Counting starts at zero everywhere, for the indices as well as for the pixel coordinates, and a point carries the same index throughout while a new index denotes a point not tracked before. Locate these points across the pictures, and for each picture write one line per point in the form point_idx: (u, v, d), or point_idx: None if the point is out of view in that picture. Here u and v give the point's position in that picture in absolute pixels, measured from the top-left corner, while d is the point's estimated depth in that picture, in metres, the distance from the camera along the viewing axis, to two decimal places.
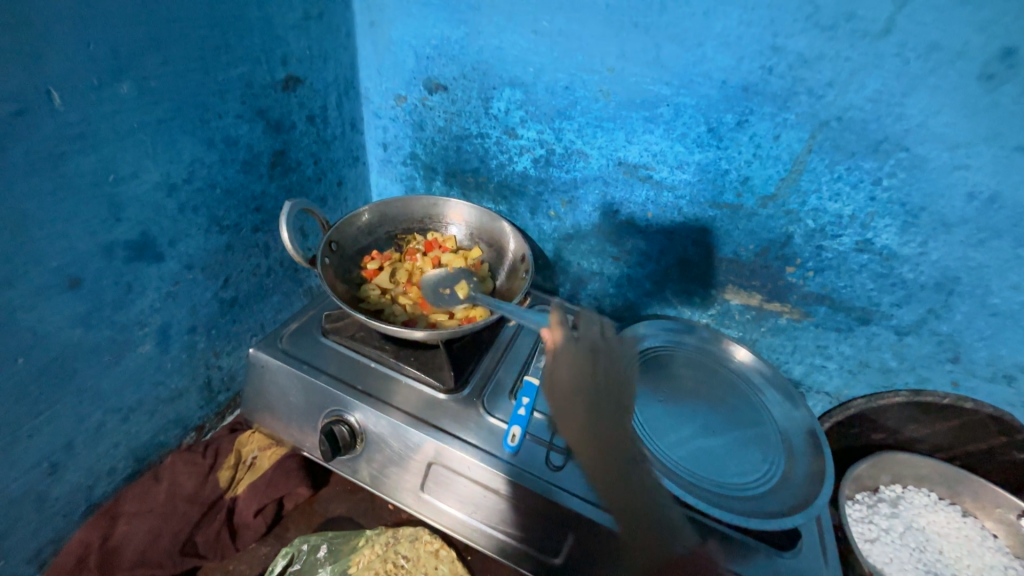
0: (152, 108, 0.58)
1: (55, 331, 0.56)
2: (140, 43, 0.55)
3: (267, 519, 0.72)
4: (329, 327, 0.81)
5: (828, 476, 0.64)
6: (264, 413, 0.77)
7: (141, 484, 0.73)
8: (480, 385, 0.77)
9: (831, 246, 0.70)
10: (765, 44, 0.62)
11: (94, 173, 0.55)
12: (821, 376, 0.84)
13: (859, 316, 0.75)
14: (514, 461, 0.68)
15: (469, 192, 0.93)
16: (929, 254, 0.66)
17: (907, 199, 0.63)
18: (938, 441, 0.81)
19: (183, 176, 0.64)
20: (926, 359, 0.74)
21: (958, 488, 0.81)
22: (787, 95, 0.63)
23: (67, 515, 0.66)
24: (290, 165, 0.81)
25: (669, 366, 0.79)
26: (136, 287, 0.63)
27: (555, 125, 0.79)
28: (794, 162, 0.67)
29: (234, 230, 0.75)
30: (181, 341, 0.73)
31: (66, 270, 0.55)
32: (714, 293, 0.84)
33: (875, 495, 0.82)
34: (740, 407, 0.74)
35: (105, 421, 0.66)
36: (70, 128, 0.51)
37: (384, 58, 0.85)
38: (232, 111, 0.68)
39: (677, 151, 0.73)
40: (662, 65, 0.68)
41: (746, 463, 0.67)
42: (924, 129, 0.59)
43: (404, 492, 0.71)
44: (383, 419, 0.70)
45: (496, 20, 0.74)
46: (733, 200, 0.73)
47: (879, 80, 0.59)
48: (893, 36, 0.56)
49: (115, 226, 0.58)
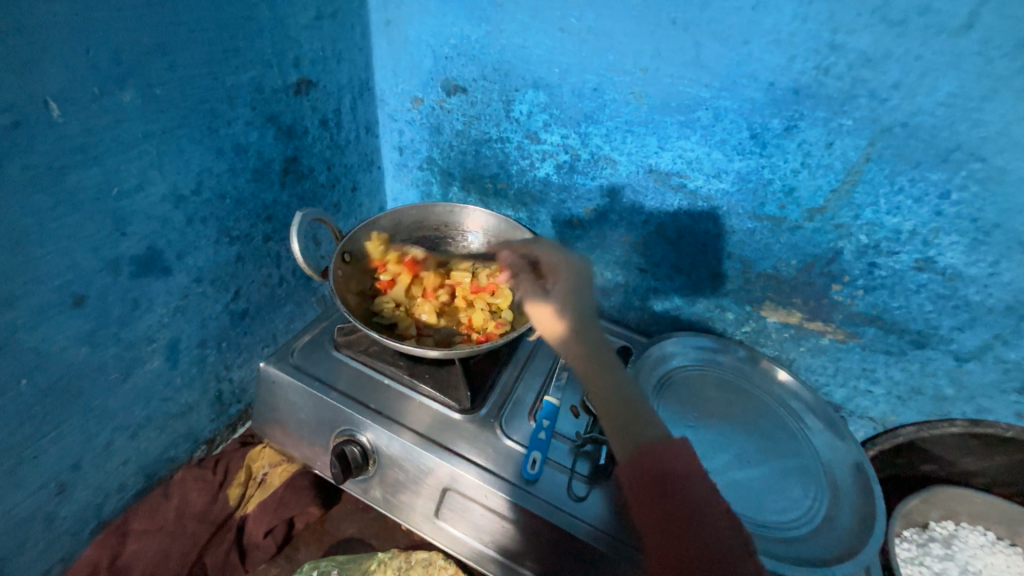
0: (156, 117, 0.55)
1: (60, 351, 0.54)
2: (144, 47, 0.52)
3: (278, 540, 0.71)
4: (342, 341, 0.78)
5: (880, 518, 0.59)
6: (274, 428, 0.75)
7: (151, 500, 0.71)
8: (498, 405, 0.73)
9: (886, 264, 0.64)
10: (822, 41, 0.55)
11: (97, 187, 0.52)
12: (865, 401, 0.76)
13: (913, 339, 0.68)
14: (533, 489, 0.63)
15: (488, 198, 0.89)
16: (1001, 275, 0.59)
17: (979, 214, 0.57)
18: (994, 473, 0.74)
19: (191, 187, 0.61)
20: (988, 388, 0.67)
21: (1019, 529, 0.74)
22: (845, 97, 0.57)
23: (76, 533, 0.65)
24: (302, 171, 0.78)
25: (698, 386, 0.73)
26: (143, 303, 0.61)
27: (581, 129, 0.73)
28: (848, 172, 0.61)
29: (244, 240, 0.72)
30: (191, 355, 0.71)
31: (69, 288, 0.53)
32: (749, 309, 0.78)
33: (925, 533, 0.76)
34: (777, 435, 0.68)
35: (113, 439, 0.65)
36: (70, 140, 0.49)
37: (400, 58, 0.81)
38: (241, 117, 0.65)
39: (714, 158, 0.67)
40: (701, 65, 0.62)
41: (785, 500, 0.62)
42: (1005, 137, 0.52)
43: (417, 517, 0.67)
44: (395, 441, 0.67)
45: (520, 17, 0.69)
46: (775, 212, 0.67)
47: (955, 82, 0.52)
48: (974, 32, 0.50)
49: (119, 241, 0.56)
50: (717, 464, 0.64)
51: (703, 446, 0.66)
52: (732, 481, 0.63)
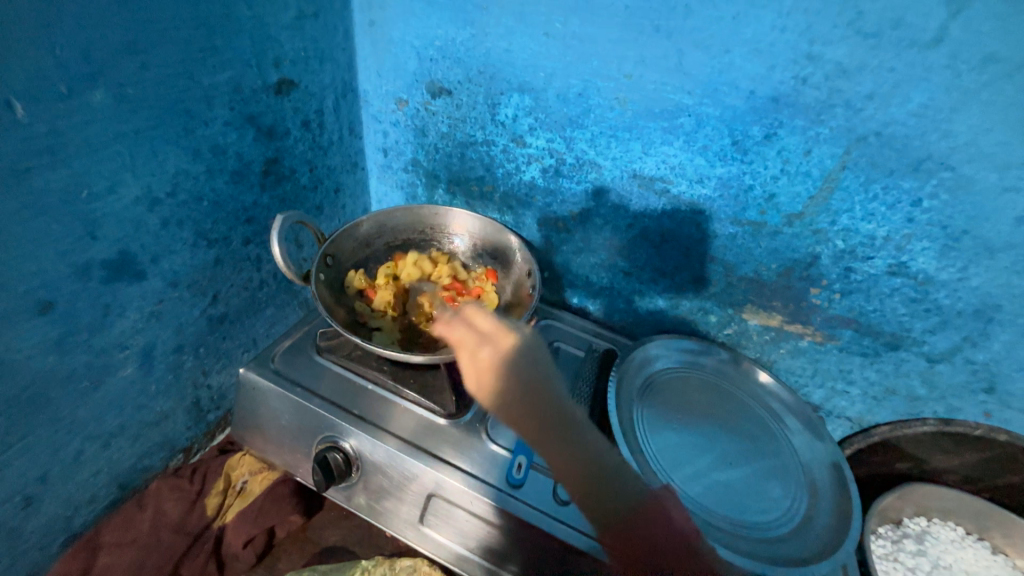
0: (129, 117, 0.53)
1: (26, 359, 0.52)
2: (116, 45, 0.50)
3: (257, 550, 0.69)
4: (325, 345, 0.76)
5: (856, 517, 0.61)
6: (254, 435, 0.73)
7: (124, 511, 0.69)
8: (484, 409, 0.72)
9: (862, 268, 0.66)
10: (800, 52, 0.57)
11: (65, 189, 0.50)
12: (842, 402, 0.78)
13: (887, 341, 0.70)
14: (519, 494, 0.63)
15: (473, 201, 0.88)
16: (969, 279, 0.61)
17: (948, 221, 0.59)
18: (964, 471, 0.77)
19: (166, 189, 0.60)
20: (958, 388, 0.69)
21: (987, 523, 0.77)
22: (822, 107, 0.58)
23: (44, 547, 0.62)
24: (283, 173, 0.76)
25: (681, 389, 0.74)
26: (115, 309, 0.59)
27: (566, 133, 0.74)
28: (826, 179, 0.62)
29: (223, 243, 0.70)
30: (167, 361, 0.69)
31: (36, 294, 0.51)
32: (731, 312, 0.79)
33: (899, 529, 0.78)
34: (758, 436, 0.70)
35: (84, 449, 0.62)
36: (36, 140, 0.47)
37: (384, 59, 0.80)
38: (219, 118, 0.63)
39: (696, 164, 0.68)
40: (684, 72, 0.63)
41: (766, 500, 0.63)
42: (973, 147, 0.54)
43: (402, 524, 0.66)
44: (379, 447, 0.66)
45: (505, 21, 0.69)
46: (756, 217, 0.69)
47: (926, 94, 0.54)
48: (943, 46, 0.51)
49: (90, 245, 0.54)
50: (701, 466, 0.65)
51: (686, 449, 0.67)
52: (714, 483, 0.64)
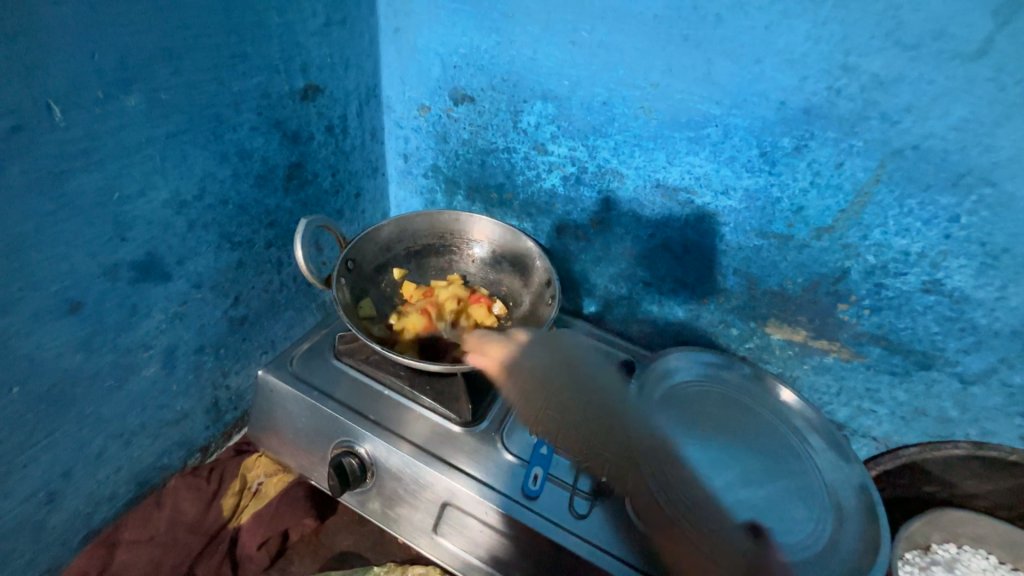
0: (161, 122, 0.54)
1: (54, 358, 0.53)
2: (151, 53, 0.51)
3: (271, 552, 0.69)
4: (343, 349, 0.77)
5: (884, 545, 0.58)
6: (271, 436, 0.74)
7: (143, 509, 0.70)
8: (500, 418, 0.72)
9: (894, 284, 0.64)
10: (834, 62, 0.55)
11: (98, 191, 0.51)
12: (868, 421, 0.76)
13: (919, 361, 0.67)
14: (533, 506, 0.62)
15: (492, 208, 0.88)
16: (1008, 299, 0.59)
17: (988, 238, 0.56)
18: (996, 496, 0.74)
19: (194, 193, 0.61)
20: (993, 412, 0.67)
21: (1022, 554, 0.73)
22: (856, 119, 0.57)
23: (65, 542, 0.63)
24: (306, 177, 0.77)
25: (702, 403, 0.72)
26: (141, 309, 0.60)
27: (589, 141, 0.73)
28: (858, 193, 0.60)
29: (246, 246, 0.71)
30: (188, 361, 0.70)
31: (67, 293, 0.52)
32: (753, 325, 0.77)
33: (927, 556, 0.76)
34: (783, 454, 0.68)
35: (106, 447, 0.63)
36: (73, 144, 0.48)
37: (408, 66, 0.81)
38: (247, 122, 0.64)
39: (722, 175, 0.67)
40: (712, 82, 0.62)
41: (789, 521, 0.61)
42: (1016, 163, 0.52)
43: (415, 532, 0.66)
44: (394, 453, 0.66)
45: (531, 29, 0.69)
46: (782, 230, 0.67)
47: (967, 107, 0.52)
48: (987, 58, 0.50)
49: (120, 246, 0.55)
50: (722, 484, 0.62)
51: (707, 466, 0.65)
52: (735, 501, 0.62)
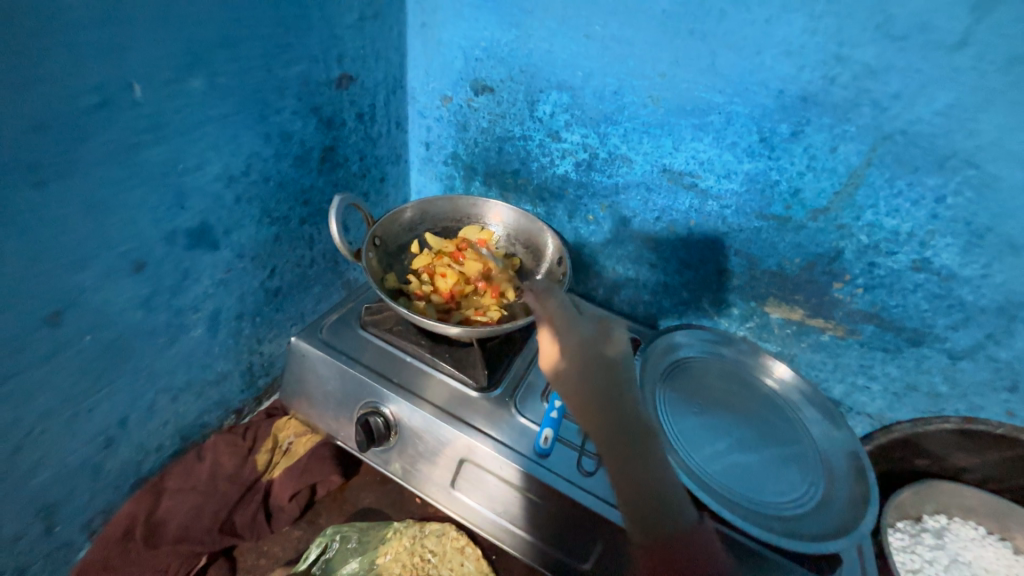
0: (217, 103, 0.60)
1: (119, 312, 0.60)
2: (212, 41, 0.57)
3: (300, 504, 0.75)
4: (369, 319, 0.83)
5: (873, 503, 0.62)
6: (300, 399, 0.80)
7: (185, 461, 0.76)
8: (513, 386, 0.77)
9: (886, 263, 0.68)
10: (829, 53, 0.60)
11: (163, 163, 0.57)
12: (863, 397, 0.80)
13: (909, 337, 0.71)
14: (544, 462, 0.67)
15: (508, 193, 0.94)
16: (993, 276, 0.63)
17: (972, 218, 0.61)
18: (984, 470, 0.77)
19: (242, 169, 0.67)
20: (980, 386, 0.71)
21: (1009, 524, 0.77)
22: (849, 106, 0.61)
23: (118, 487, 0.70)
24: (337, 160, 0.83)
25: (701, 376, 0.77)
26: (192, 274, 0.66)
27: (600, 129, 0.78)
28: (851, 175, 0.65)
29: (283, 222, 0.77)
30: (229, 326, 0.76)
31: (133, 254, 0.58)
32: (753, 305, 0.82)
33: (919, 525, 0.79)
34: (777, 422, 0.72)
35: (157, 400, 0.70)
36: (144, 119, 0.54)
37: (433, 59, 0.87)
38: (289, 107, 0.70)
39: (725, 160, 0.72)
40: (716, 72, 0.67)
41: (783, 483, 0.66)
42: (997, 146, 0.57)
43: (434, 486, 0.71)
44: (416, 412, 0.71)
45: (548, 23, 0.75)
46: (781, 212, 0.72)
47: (951, 94, 0.57)
48: (969, 48, 0.54)
49: (178, 215, 0.61)
50: (720, 448, 0.68)
51: (706, 431, 0.70)
52: (732, 463, 0.66)
